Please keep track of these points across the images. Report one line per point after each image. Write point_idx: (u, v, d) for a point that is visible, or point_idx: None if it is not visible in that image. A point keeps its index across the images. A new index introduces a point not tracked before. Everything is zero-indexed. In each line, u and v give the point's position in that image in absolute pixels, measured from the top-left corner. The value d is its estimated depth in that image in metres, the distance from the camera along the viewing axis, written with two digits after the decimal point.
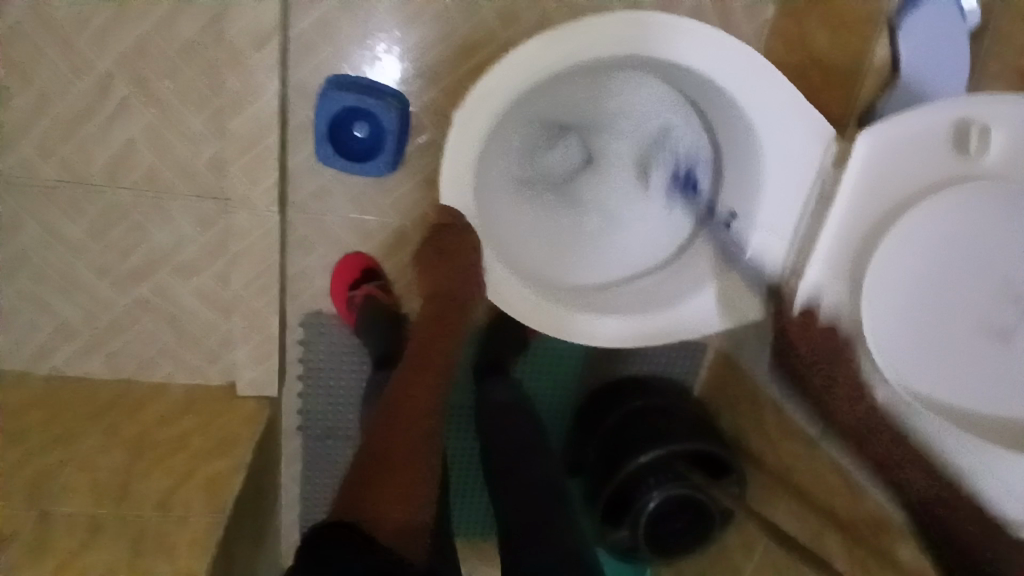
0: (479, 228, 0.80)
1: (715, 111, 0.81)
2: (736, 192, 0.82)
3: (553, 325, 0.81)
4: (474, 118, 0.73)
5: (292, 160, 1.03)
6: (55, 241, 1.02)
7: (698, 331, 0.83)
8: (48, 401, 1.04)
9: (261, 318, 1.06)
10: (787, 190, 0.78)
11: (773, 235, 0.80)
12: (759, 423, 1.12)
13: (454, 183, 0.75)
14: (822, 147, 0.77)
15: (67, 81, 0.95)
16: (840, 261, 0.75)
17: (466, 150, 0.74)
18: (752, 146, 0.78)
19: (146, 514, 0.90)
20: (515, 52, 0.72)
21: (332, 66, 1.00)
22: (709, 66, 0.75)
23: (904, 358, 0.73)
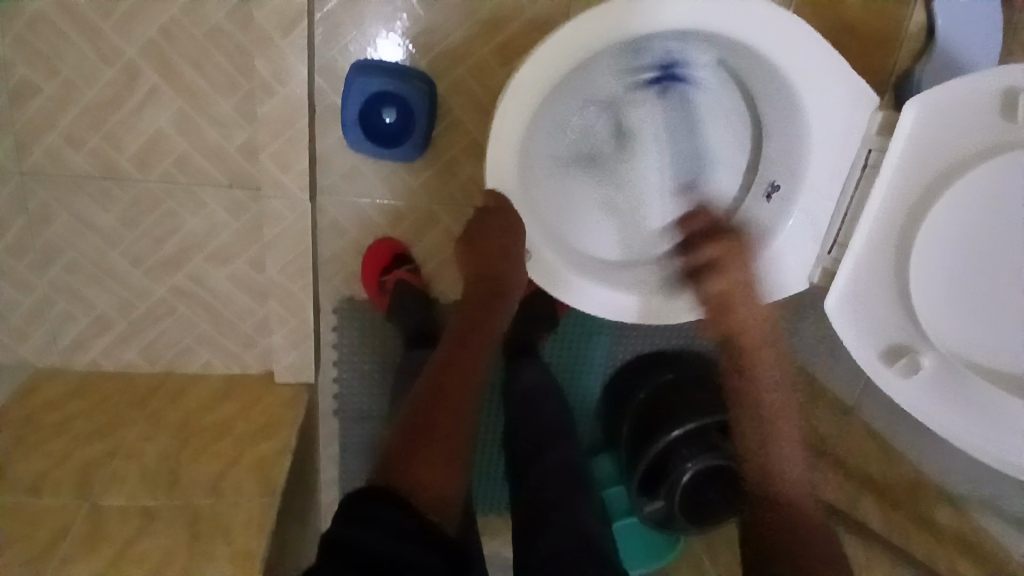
0: (523, 211, 0.80)
1: (760, 83, 0.82)
2: (781, 165, 0.84)
3: (593, 302, 0.83)
4: (517, 102, 0.73)
5: (323, 142, 1.03)
6: (87, 232, 1.02)
7: (748, 301, 0.85)
8: (89, 391, 1.06)
9: (297, 301, 1.07)
10: (832, 160, 0.80)
11: (818, 204, 0.82)
12: None
13: (500, 170, 0.76)
14: (867, 114, 0.79)
15: (95, 70, 0.94)
16: (888, 230, 0.77)
17: (508, 136, 0.75)
18: (799, 118, 0.79)
19: (199, 498, 0.92)
20: (560, 33, 0.71)
21: (360, 47, 1.00)
22: (758, 38, 0.74)
23: (947, 323, 0.74)
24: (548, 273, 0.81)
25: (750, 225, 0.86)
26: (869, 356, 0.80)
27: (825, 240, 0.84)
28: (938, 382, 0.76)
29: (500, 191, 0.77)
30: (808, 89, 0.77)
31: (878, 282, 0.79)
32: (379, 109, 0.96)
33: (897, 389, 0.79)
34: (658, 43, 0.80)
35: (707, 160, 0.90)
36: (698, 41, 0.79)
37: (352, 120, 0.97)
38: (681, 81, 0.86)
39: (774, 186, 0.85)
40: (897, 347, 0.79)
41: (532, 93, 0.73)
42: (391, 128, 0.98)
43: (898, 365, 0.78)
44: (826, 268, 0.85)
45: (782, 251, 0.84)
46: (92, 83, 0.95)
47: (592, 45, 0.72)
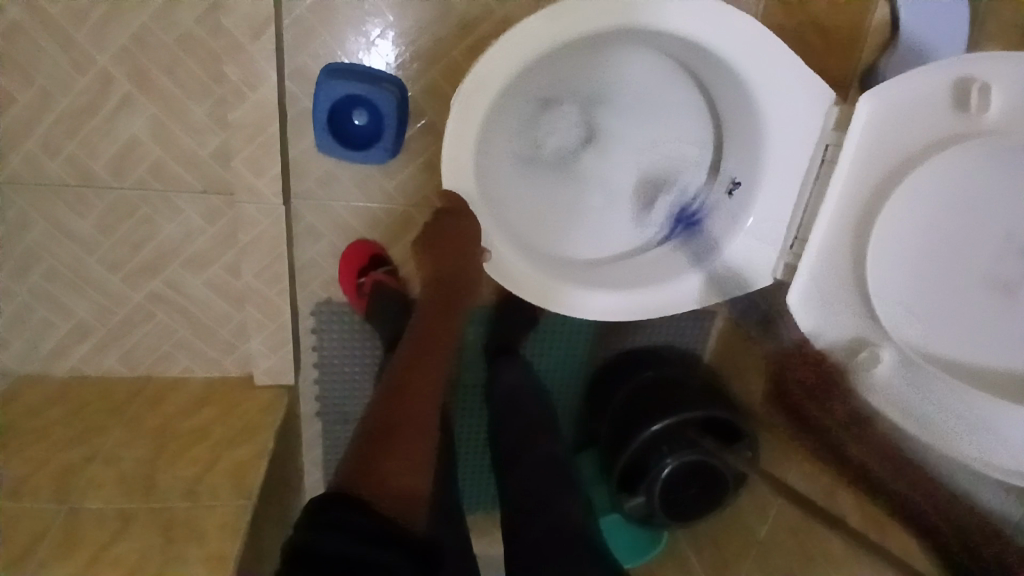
0: (481, 211, 0.81)
1: (718, 83, 0.83)
2: (742, 162, 0.85)
3: (555, 302, 0.84)
4: (471, 98, 0.74)
5: (296, 148, 1.04)
6: (65, 239, 1.03)
7: (714, 297, 0.87)
8: (69, 398, 1.07)
9: (274, 305, 1.08)
10: (791, 158, 0.81)
11: (778, 199, 0.83)
12: (770, 388, 1.14)
13: (456, 173, 0.77)
14: (824, 109, 0.79)
15: (69, 78, 0.95)
16: (844, 222, 0.78)
17: (460, 136, 0.75)
18: (756, 114, 0.80)
19: (174, 502, 0.92)
20: (513, 31, 0.72)
21: (331, 51, 1.00)
22: (713, 37, 0.75)
23: (908, 318, 0.76)
24: (505, 270, 0.82)
25: (712, 221, 0.88)
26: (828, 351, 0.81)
27: (787, 235, 0.84)
28: (897, 378, 0.77)
29: (456, 192, 0.78)
30: (764, 88, 0.78)
31: (836, 275, 0.79)
32: (351, 111, 0.97)
33: (861, 388, 0.79)
34: (618, 43, 0.82)
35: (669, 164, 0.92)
36: (661, 41, 0.81)
37: (322, 123, 0.96)
38: (647, 87, 0.89)
39: (735, 181, 0.87)
40: (858, 343, 0.80)
41: (486, 92, 0.74)
42: (362, 130, 0.99)
43: (859, 359, 0.79)
44: (789, 263, 0.85)
45: (743, 246, 0.85)
46: (66, 92, 0.96)
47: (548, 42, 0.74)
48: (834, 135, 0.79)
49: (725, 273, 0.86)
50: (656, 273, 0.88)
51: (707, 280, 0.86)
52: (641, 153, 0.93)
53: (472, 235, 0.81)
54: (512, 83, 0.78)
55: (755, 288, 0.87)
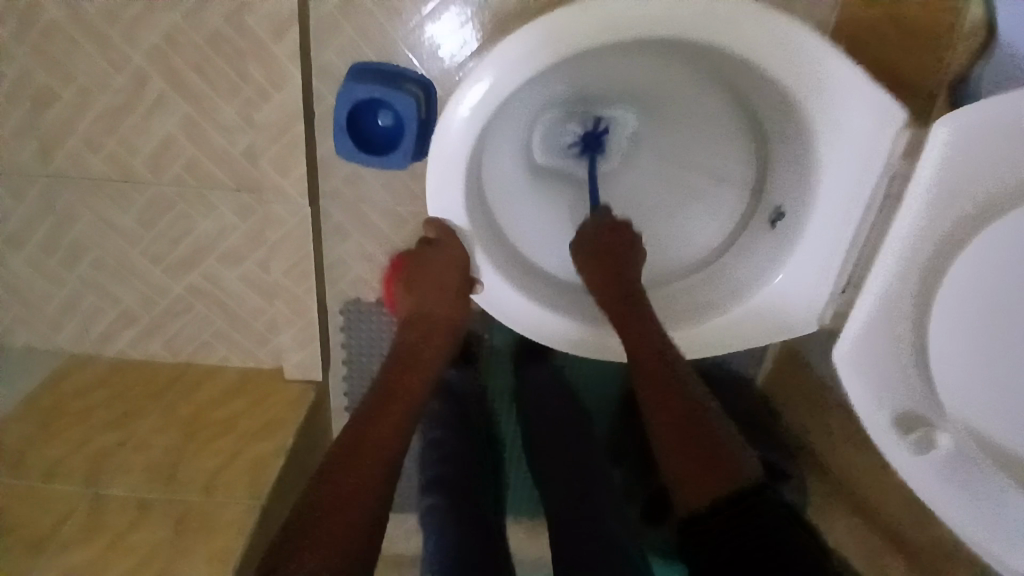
0: (467, 232, 0.77)
1: (770, 102, 0.75)
2: (789, 191, 0.76)
3: (555, 332, 0.80)
4: (459, 113, 0.69)
5: (325, 147, 1.02)
6: (108, 231, 1.06)
7: (752, 338, 0.77)
8: (114, 380, 1.12)
9: (301, 304, 1.09)
10: (842, 195, 0.71)
11: (830, 234, 0.72)
12: (824, 426, 1.04)
13: (440, 194, 0.74)
14: (890, 133, 0.67)
15: (106, 77, 0.97)
16: (908, 267, 0.69)
17: (447, 157, 0.71)
18: (806, 133, 0.71)
19: (191, 495, 0.95)
20: (511, 36, 0.66)
21: (356, 47, 0.96)
22: (747, 43, 0.66)
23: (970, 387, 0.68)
24: (496, 302, 0.78)
25: (755, 252, 0.79)
26: (876, 424, 0.73)
27: (838, 280, 0.74)
28: (950, 456, 0.69)
29: (441, 218, 0.75)
30: (816, 111, 0.69)
31: (896, 328, 0.71)
32: (373, 112, 0.92)
33: (905, 459, 0.71)
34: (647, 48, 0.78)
35: (706, 179, 0.88)
36: (708, 59, 0.75)
37: (343, 127, 0.89)
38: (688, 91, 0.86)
39: (779, 213, 0.78)
40: (911, 412, 0.72)
41: (484, 108, 0.69)
42: (383, 133, 0.94)
43: (909, 439, 0.71)
44: (838, 310, 0.75)
45: (776, 296, 0.76)
46: (104, 90, 0.97)
47: (550, 52, 0.66)
48: None
49: (754, 320, 0.77)
50: (689, 301, 0.83)
51: (747, 321, 0.77)
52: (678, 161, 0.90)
53: (455, 269, 0.78)
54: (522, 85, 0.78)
55: (798, 334, 0.77)
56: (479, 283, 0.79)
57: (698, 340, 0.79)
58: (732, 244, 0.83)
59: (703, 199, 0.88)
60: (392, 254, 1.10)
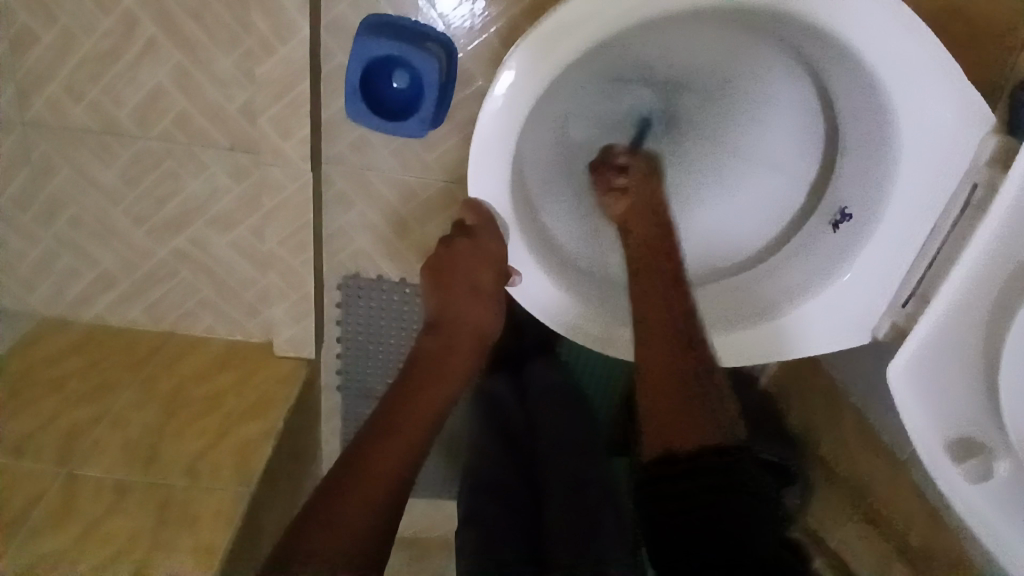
0: (505, 217, 0.71)
1: (842, 93, 0.72)
2: (855, 190, 0.74)
3: (601, 335, 0.76)
4: (512, 91, 0.64)
5: (331, 108, 0.95)
6: (88, 186, 0.97)
7: (810, 345, 0.75)
8: (90, 348, 1.04)
9: (297, 275, 1.02)
10: (918, 200, 0.69)
11: (904, 240, 0.71)
12: (834, 425, 1.01)
13: (481, 177, 0.68)
14: (980, 138, 0.66)
15: (91, 14, 0.87)
16: (985, 285, 0.63)
17: (489, 134, 0.66)
18: (887, 127, 0.69)
19: (173, 479, 0.88)
20: (574, 4, 0.61)
21: (372, 0, 0.89)
22: (830, 20, 0.62)
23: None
24: (537, 298, 0.74)
25: (809, 256, 0.77)
26: (933, 451, 0.67)
27: (901, 290, 0.72)
28: (1011, 492, 0.62)
29: (481, 201, 0.69)
30: (900, 108, 0.67)
31: (960, 350, 0.66)
32: (387, 74, 0.83)
33: (958, 489, 0.65)
34: (706, 23, 0.72)
35: (755, 163, 0.84)
36: (783, 34, 0.70)
37: (355, 89, 0.80)
38: (750, 73, 0.80)
39: (843, 214, 0.75)
40: (970, 441, 0.66)
41: (535, 81, 0.63)
42: (398, 96, 0.85)
43: (964, 465, 0.65)
44: (897, 323, 0.73)
45: (839, 298, 0.74)
46: (88, 29, 0.87)
47: (612, 27, 0.62)
48: (987, 173, 0.65)
49: (815, 320, 0.75)
50: (741, 305, 0.79)
51: (809, 329, 0.75)
52: (724, 145, 0.85)
53: (490, 259, 0.72)
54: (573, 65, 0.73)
55: (848, 344, 0.75)
56: (514, 276, 0.74)
57: (761, 345, 0.77)
58: (785, 237, 0.82)
59: (760, 187, 0.84)
60: (395, 226, 1.03)
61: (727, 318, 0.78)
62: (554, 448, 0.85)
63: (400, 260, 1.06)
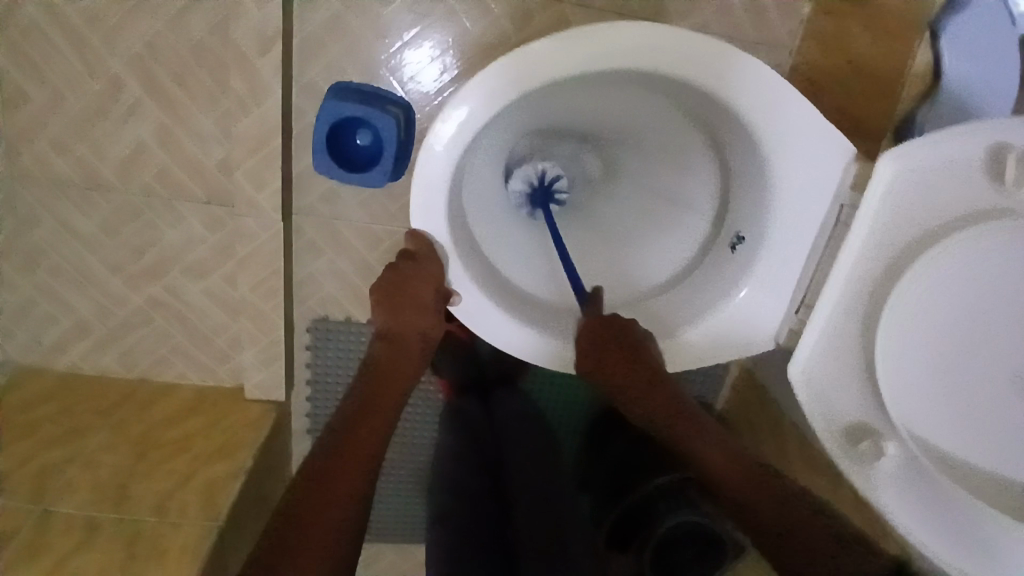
0: (444, 245, 0.79)
1: (732, 143, 0.82)
2: (748, 217, 0.83)
3: (533, 350, 0.83)
4: (446, 138, 0.73)
5: (302, 163, 1.04)
6: (70, 237, 1.03)
7: (725, 354, 0.83)
8: (63, 393, 1.07)
9: (267, 320, 1.07)
10: (801, 224, 0.78)
11: (790, 256, 0.79)
12: (781, 450, 1.07)
13: (424, 213, 0.76)
14: (843, 162, 0.75)
15: (82, 80, 0.95)
16: (856, 291, 0.71)
17: (431, 175, 0.75)
18: (763, 167, 0.78)
19: (143, 515, 0.91)
20: (496, 66, 0.71)
21: (340, 67, 0.99)
22: (704, 76, 0.73)
23: (911, 408, 0.70)
24: (474, 317, 0.80)
25: (713, 275, 0.85)
26: (829, 441, 0.73)
27: (793, 300, 0.80)
28: (903, 472, 0.70)
29: (423, 232, 0.77)
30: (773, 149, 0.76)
31: (843, 350, 0.73)
32: (352, 131, 0.92)
33: (858, 476, 0.72)
34: (608, 83, 0.83)
35: (676, 207, 0.92)
36: (675, 91, 0.81)
37: (321, 143, 0.88)
38: (662, 129, 0.91)
39: (739, 237, 0.84)
40: (862, 429, 0.73)
41: (468, 131, 0.73)
42: (361, 152, 0.93)
43: (859, 450, 0.72)
44: (794, 328, 0.81)
45: (743, 311, 0.82)
46: (79, 94, 0.96)
47: (528, 84, 0.72)
48: (850, 194, 0.75)
49: (722, 335, 0.83)
50: (661, 325, 0.86)
51: (720, 339, 0.83)
52: (648, 193, 0.95)
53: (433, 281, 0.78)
54: (499, 120, 0.83)
55: (752, 351, 0.83)
56: (455, 297, 0.80)
57: (679, 353, 0.83)
58: (694, 265, 0.89)
59: (681, 231, 0.91)
60: (362, 272, 1.10)
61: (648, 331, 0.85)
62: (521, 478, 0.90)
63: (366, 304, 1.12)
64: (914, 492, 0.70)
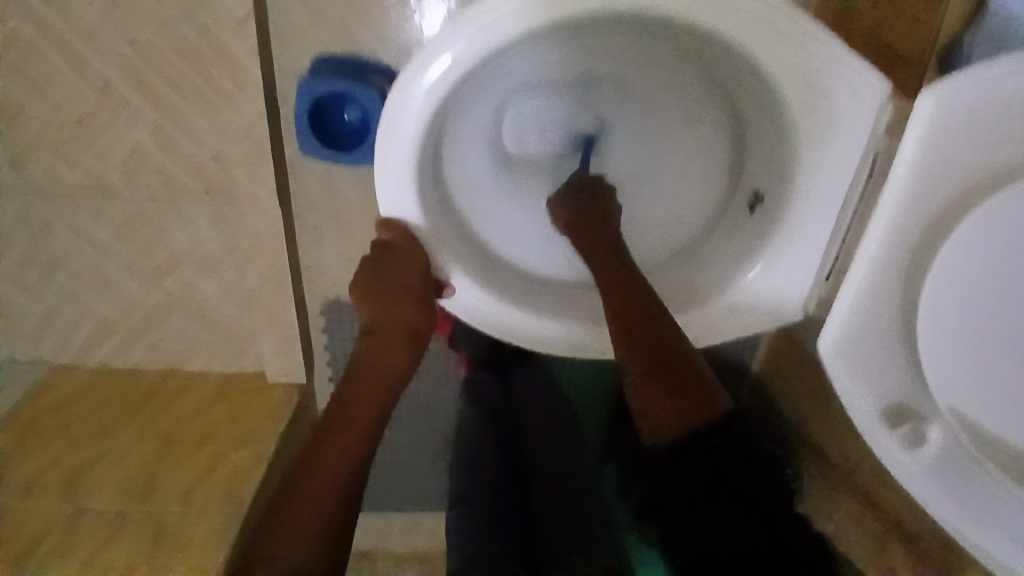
0: (426, 228, 0.75)
1: (746, 89, 0.75)
2: (765, 172, 0.76)
3: (527, 336, 0.78)
4: (406, 115, 0.68)
5: (295, 147, 1.00)
6: (79, 240, 1.03)
7: (748, 325, 0.77)
8: (94, 392, 1.10)
9: (280, 307, 1.07)
10: (823, 181, 0.70)
11: (813, 214, 0.71)
12: (819, 414, 1.00)
13: (393, 196, 0.72)
14: (870, 107, 0.65)
15: (65, 82, 0.93)
16: (896, 249, 0.65)
17: (400, 155, 0.70)
18: (778, 115, 0.70)
19: (169, 507, 0.93)
20: (459, 25, 0.64)
21: (321, 42, 0.94)
22: (700, 19, 0.64)
23: (956, 381, 0.64)
24: (473, 309, 0.77)
25: (730, 240, 0.79)
26: (868, 421, 0.69)
27: (820, 264, 0.73)
28: (946, 458, 0.65)
29: (393, 219, 0.73)
30: (787, 94, 0.68)
31: (881, 315, 0.67)
32: (339, 106, 0.88)
33: (898, 460, 0.68)
34: (611, 30, 0.76)
35: (681, 152, 0.86)
36: (683, 36, 0.72)
37: (306, 124, 0.85)
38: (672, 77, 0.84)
39: (756, 196, 0.77)
40: (901, 411, 0.68)
41: (431, 104, 0.67)
42: (350, 128, 0.89)
43: (900, 433, 0.67)
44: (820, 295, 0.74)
45: (763, 278, 0.75)
46: (64, 96, 0.94)
47: (495, 48, 0.65)
48: None
49: (735, 306, 0.77)
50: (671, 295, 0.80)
51: (740, 309, 0.77)
52: (658, 148, 0.89)
53: (420, 269, 0.75)
54: (481, 77, 0.77)
55: (779, 321, 0.76)
56: (449, 289, 0.77)
57: (693, 324, 0.77)
58: (713, 227, 0.83)
59: (693, 188, 0.86)
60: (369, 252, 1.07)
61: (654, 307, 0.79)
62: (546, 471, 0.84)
63: None
64: (956, 482, 0.65)
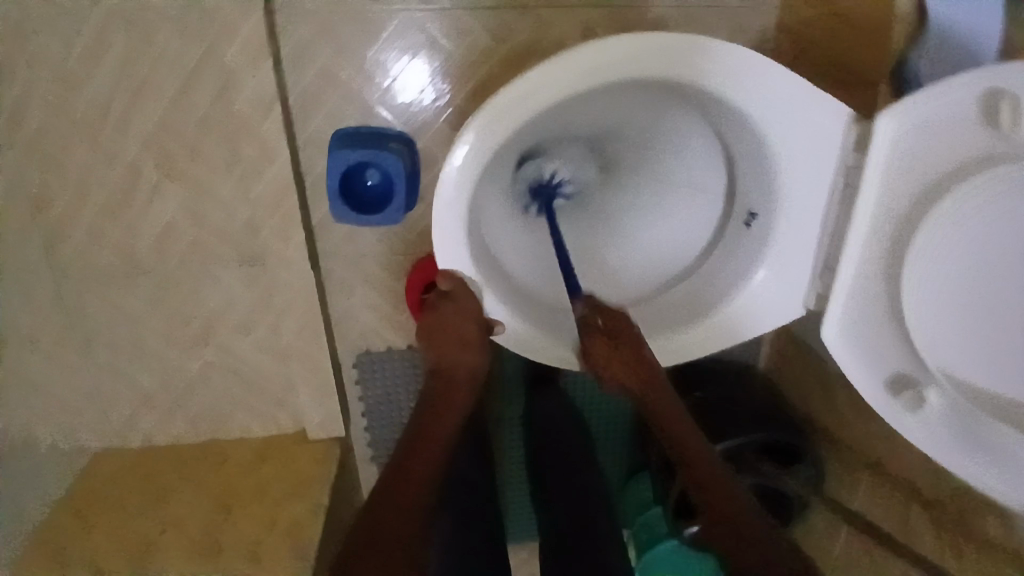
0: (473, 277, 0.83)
1: (731, 128, 0.85)
2: (757, 194, 0.86)
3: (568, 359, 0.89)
4: (448, 182, 0.77)
5: (320, 210, 1.08)
6: (120, 318, 1.09)
7: (753, 325, 0.88)
8: (143, 463, 1.15)
9: (316, 361, 1.14)
10: (810, 196, 0.80)
11: (806, 225, 0.82)
12: (830, 402, 1.10)
13: (445, 251, 0.81)
14: (843, 130, 0.76)
15: (103, 172, 1.01)
16: (877, 244, 0.75)
17: (444, 217, 0.79)
18: (764, 145, 0.81)
19: (238, 564, 0.98)
20: (488, 105, 0.74)
21: (339, 113, 1.02)
22: (693, 74, 0.75)
23: (945, 351, 0.75)
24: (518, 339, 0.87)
25: (735, 254, 0.89)
26: (876, 395, 0.79)
27: (815, 266, 0.83)
28: (947, 417, 0.76)
29: (451, 270, 0.82)
30: (778, 131, 0.79)
31: (872, 304, 0.77)
32: (362, 173, 0.96)
33: (906, 425, 0.78)
34: (601, 97, 0.85)
35: (680, 187, 0.96)
36: (666, 92, 0.83)
37: (336, 192, 0.93)
38: (656, 122, 0.94)
39: (752, 214, 0.87)
40: (903, 380, 0.78)
41: (471, 168, 0.76)
42: (374, 191, 0.98)
43: (904, 399, 0.78)
44: (821, 293, 0.83)
45: (768, 284, 0.86)
46: (103, 185, 1.02)
47: (516, 118, 0.74)
48: (856, 155, 0.76)
49: (743, 313, 0.88)
50: (686, 311, 0.91)
51: (750, 314, 0.87)
52: (652, 178, 0.99)
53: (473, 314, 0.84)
54: (499, 150, 0.86)
55: (785, 320, 0.86)
56: (497, 326, 0.86)
57: (709, 334, 0.89)
58: (714, 246, 0.93)
59: (688, 211, 0.96)
60: (395, 301, 1.15)
61: (672, 323, 0.90)
62: (562, 486, 0.97)
63: (404, 330, 1.17)
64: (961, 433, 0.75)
